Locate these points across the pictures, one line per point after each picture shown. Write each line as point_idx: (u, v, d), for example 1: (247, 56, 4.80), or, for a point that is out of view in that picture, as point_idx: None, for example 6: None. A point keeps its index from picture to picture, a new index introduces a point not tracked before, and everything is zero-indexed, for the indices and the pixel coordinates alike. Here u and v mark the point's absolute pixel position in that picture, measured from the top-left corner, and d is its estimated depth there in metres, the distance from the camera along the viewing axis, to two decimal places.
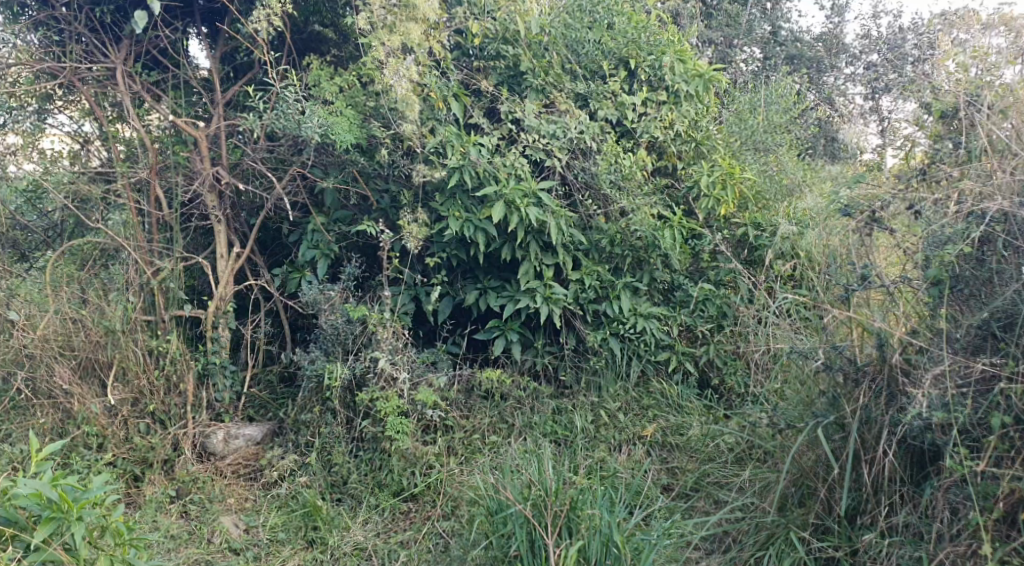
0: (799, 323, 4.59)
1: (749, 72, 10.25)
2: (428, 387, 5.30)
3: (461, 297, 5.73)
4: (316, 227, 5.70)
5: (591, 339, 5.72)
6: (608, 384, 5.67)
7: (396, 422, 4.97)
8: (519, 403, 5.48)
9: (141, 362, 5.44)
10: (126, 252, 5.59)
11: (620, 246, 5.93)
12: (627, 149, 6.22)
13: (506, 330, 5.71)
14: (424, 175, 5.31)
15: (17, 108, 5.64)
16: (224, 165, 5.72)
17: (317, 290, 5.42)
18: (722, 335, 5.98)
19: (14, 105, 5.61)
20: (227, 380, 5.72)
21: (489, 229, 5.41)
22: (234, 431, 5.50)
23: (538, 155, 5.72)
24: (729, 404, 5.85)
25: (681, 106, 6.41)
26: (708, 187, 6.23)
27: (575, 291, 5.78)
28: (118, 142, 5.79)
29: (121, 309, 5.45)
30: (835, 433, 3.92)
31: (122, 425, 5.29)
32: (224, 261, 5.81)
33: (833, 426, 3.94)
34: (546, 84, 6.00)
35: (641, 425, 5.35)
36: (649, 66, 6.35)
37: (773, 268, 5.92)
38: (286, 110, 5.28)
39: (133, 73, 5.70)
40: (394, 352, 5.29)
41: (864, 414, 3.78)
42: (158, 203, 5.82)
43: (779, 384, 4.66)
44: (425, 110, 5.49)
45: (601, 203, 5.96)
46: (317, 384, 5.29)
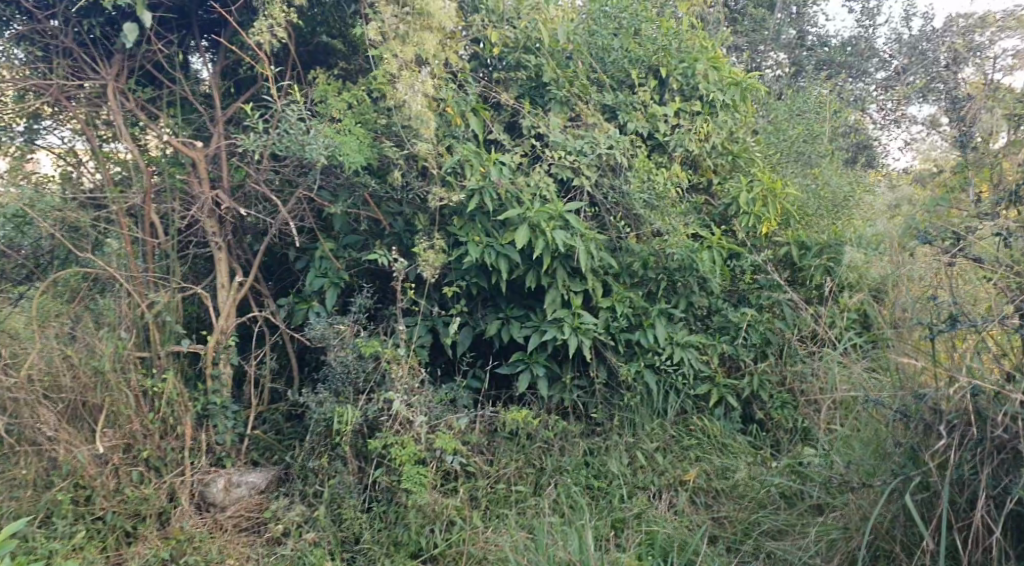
0: (868, 360, 4.12)
1: (777, 79, 9.77)
2: (448, 429, 4.83)
3: (482, 328, 5.26)
4: (324, 254, 5.24)
5: (624, 372, 5.23)
6: (643, 423, 5.22)
7: (413, 472, 4.52)
8: (547, 445, 5.02)
9: (133, 405, 5.00)
10: (118, 285, 5.16)
11: (654, 269, 5.43)
12: (659, 164, 5.73)
13: (532, 363, 5.22)
14: (441, 199, 4.83)
15: (5, 129, 5.31)
16: (225, 188, 5.28)
17: (326, 323, 4.93)
18: (766, 365, 5.54)
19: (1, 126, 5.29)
20: (229, 421, 5.25)
21: (512, 255, 4.95)
22: (237, 479, 5.08)
23: (564, 173, 5.25)
24: (776, 440, 5.40)
25: (717, 117, 5.94)
26: (748, 204, 5.73)
27: (606, 319, 5.27)
28: (112, 163, 5.35)
29: (113, 347, 4.99)
30: (918, 492, 3.48)
31: (114, 475, 4.86)
32: (225, 291, 5.35)
33: (917, 484, 3.50)
34: (571, 95, 5.52)
35: (683, 468, 4.91)
36: (681, 74, 5.88)
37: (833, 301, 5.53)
38: (289, 128, 4.77)
39: (126, 89, 5.24)
40: (410, 392, 4.80)
41: (955, 474, 3.35)
42: (154, 230, 5.38)
43: (841, 427, 4.17)
44: (441, 127, 5.01)
45: (634, 223, 5.47)
46: (325, 428, 4.84)
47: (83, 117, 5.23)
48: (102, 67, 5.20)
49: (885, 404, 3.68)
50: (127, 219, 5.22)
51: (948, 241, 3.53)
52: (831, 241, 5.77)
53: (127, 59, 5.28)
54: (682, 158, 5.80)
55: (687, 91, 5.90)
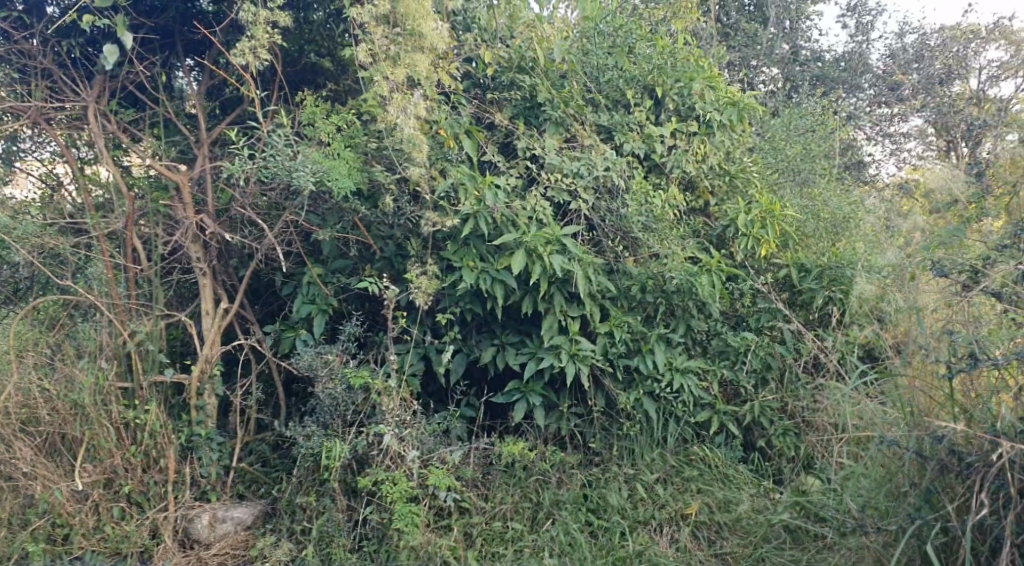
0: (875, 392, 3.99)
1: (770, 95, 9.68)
2: (441, 464, 4.70)
3: (476, 355, 5.08)
4: (312, 279, 5.08)
5: (623, 400, 5.09)
6: (642, 453, 5.09)
7: (406, 510, 4.36)
8: (544, 478, 4.87)
9: (115, 439, 4.81)
10: (99, 313, 4.97)
11: (652, 292, 5.28)
12: (656, 185, 5.59)
13: (528, 392, 5.06)
14: (434, 224, 4.67)
15: None
16: (210, 213, 5.11)
17: (313, 353, 4.76)
18: (766, 392, 5.41)
19: None
20: (214, 453, 5.05)
21: (508, 280, 4.78)
22: (222, 514, 4.87)
23: (561, 196, 5.11)
24: (777, 470, 5.28)
25: (715, 137, 5.81)
26: (746, 226, 5.60)
27: (604, 345, 5.12)
28: (93, 187, 5.18)
29: (93, 378, 4.81)
30: (938, 536, 3.46)
31: (94, 512, 4.69)
32: (209, 318, 5.18)
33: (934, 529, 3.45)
34: (566, 116, 5.38)
35: (684, 500, 4.76)
36: (677, 94, 5.77)
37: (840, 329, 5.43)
38: (275, 153, 4.61)
39: (108, 111, 5.08)
40: (402, 425, 4.65)
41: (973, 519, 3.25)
42: (136, 256, 5.21)
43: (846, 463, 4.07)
44: (433, 149, 4.86)
45: (631, 247, 5.34)
46: (313, 463, 4.69)
47: (63, 140, 5.07)
48: (82, 89, 5.03)
49: (899, 443, 3.63)
50: (107, 244, 5.04)
51: (964, 274, 3.61)
52: (831, 263, 5.63)
53: (109, 80, 5.11)
54: (679, 179, 5.67)
55: (683, 110, 5.78)
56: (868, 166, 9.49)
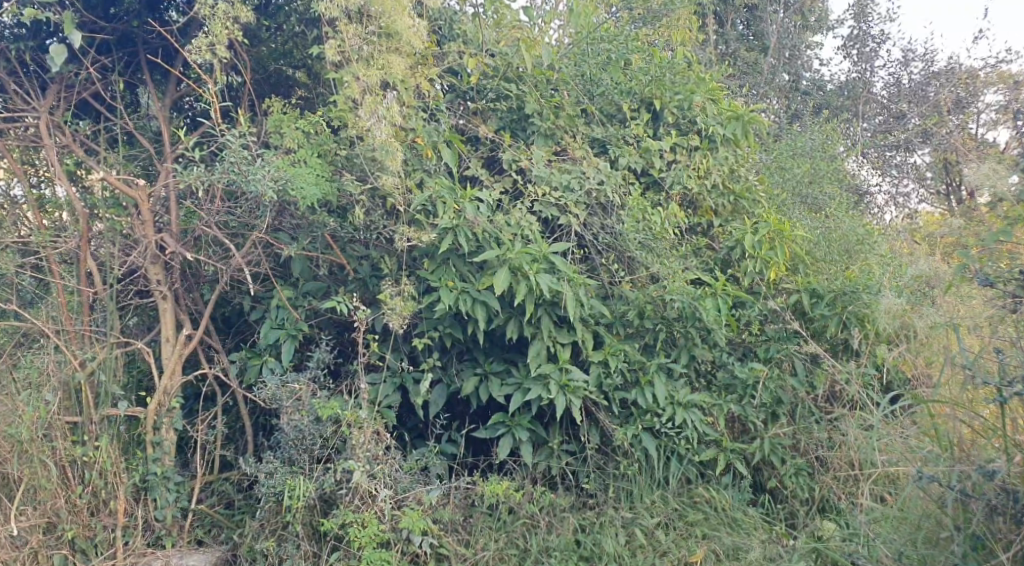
0: (918, 433, 3.62)
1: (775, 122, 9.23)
2: (417, 505, 4.23)
3: (457, 385, 4.67)
4: (281, 303, 4.67)
5: (619, 436, 4.64)
6: (642, 494, 4.64)
7: (374, 556, 3.94)
8: (532, 521, 4.40)
9: (57, 479, 4.32)
10: (47, 340, 4.56)
11: (651, 318, 4.83)
12: (654, 203, 5.21)
13: (513, 426, 4.61)
14: (410, 240, 4.28)
15: None
16: (173, 232, 4.73)
17: (278, 382, 4.32)
18: (777, 427, 4.98)
19: None
20: (171, 494, 4.57)
21: (490, 302, 4.36)
22: (176, 562, 4.40)
23: (549, 211, 4.71)
24: (789, 513, 4.82)
25: (717, 152, 5.43)
26: (753, 247, 5.16)
27: (597, 375, 4.68)
28: (47, 206, 4.79)
29: (34, 410, 4.34)
30: None
31: (32, 560, 4.20)
32: (170, 346, 4.75)
33: None
34: (556, 128, 5.02)
35: (689, 548, 4.29)
36: (677, 107, 5.40)
37: (866, 361, 4.98)
38: (228, 154, 4.21)
39: (63, 122, 4.74)
40: (374, 460, 4.23)
41: None
42: (91, 279, 4.79)
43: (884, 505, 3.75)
44: (409, 159, 4.47)
45: (630, 267, 4.90)
46: (276, 503, 4.22)
47: (16, 157, 4.73)
48: (34, 99, 4.70)
49: (939, 479, 3.26)
50: (57, 265, 4.65)
51: (1013, 283, 3.23)
52: (845, 287, 5.19)
53: (64, 89, 4.79)
54: (680, 197, 5.30)
55: (683, 125, 5.43)
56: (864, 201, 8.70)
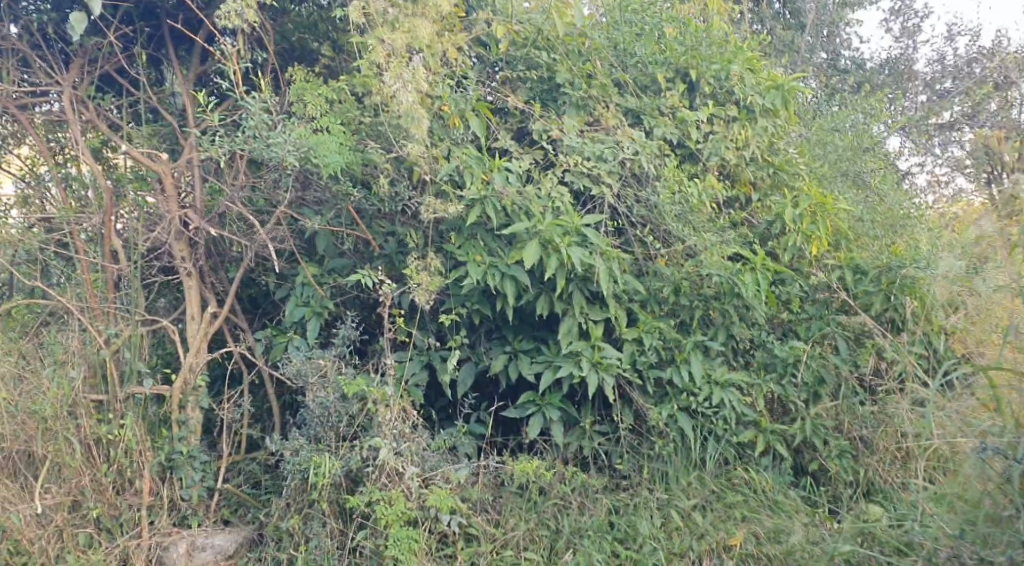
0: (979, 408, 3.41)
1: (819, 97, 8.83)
2: (445, 483, 4.11)
3: (486, 363, 4.54)
4: (306, 280, 4.56)
5: (654, 415, 4.48)
6: (677, 476, 4.47)
7: (401, 535, 3.80)
8: (564, 501, 4.27)
9: (82, 457, 4.25)
10: (72, 318, 4.50)
11: (687, 295, 4.66)
12: (690, 175, 5.03)
13: (544, 405, 4.46)
14: (437, 212, 4.15)
15: None
16: (197, 208, 4.65)
17: (303, 358, 4.23)
18: (818, 408, 4.79)
19: None
20: (197, 473, 4.50)
21: (520, 276, 4.21)
22: (201, 542, 4.33)
23: (582, 182, 4.53)
24: (832, 496, 4.63)
25: (756, 123, 5.23)
26: (794, 221, 4.94)
27: (631, 353, 4.51)
28: (72, 183, 4.74)
29: (57, 388, 4.28)
30: None
31: (57, 538, 4.13)
32: (195, 323, 4.65)
33: None
34: (588, 97, 4.85)
35: (727, 530, 4.11)
36: (714, 77, 5.22)
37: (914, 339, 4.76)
38: (247, 121, 4.08)
39: (86, 97, 4.68)
40: (401, 438, 4.11)
41: None
42: (116, 256, 4.72)
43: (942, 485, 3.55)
44: (435, 129, 4.33)
45: (666, 241, 4.73)
46: (302, 481, 4.12)
47: (42, 136, 4.70)
48: (57, 72, 4.65)
49: None
50: (81, 242, 4.62)
51: None
52: (891, 262, 4.97)
53: (88, 63, 4.73)
54: (717, 169, 5.11)
55: (719, 95, 5.25)
56: (903, 177, 8.40)
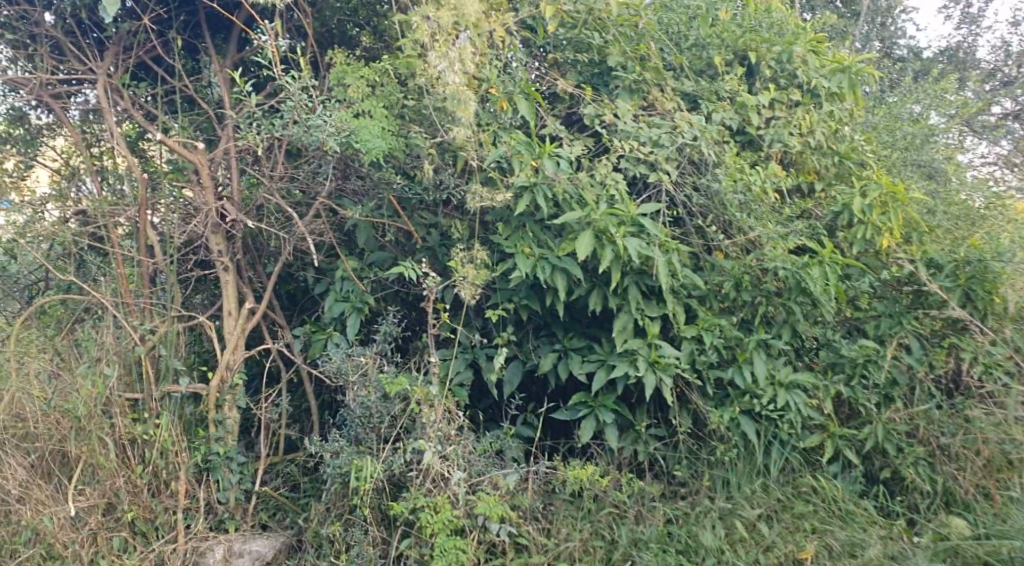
0: None
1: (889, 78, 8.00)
2: (493, 489, 3.85)
3: (534, 362, 4.29)
4: (346, 274, 4.34)
5: (715, 419, 4.18)
6: (740, 483, 4.18)
7: (448, 545, 3.56)
8: (619, 510, 4.01)
9: (116, 459, 4.05)
10: (108, 314, 4.32)
11: (748, 290, 4.37)
12: (751, 163, 4.75)
13: (596, 407, 4.19)
14: (483, 200, 3.93)
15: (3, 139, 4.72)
16: (234, 199, 4.44)
17: (343, 355, 4.02)
18: (891, 411, 4.46)
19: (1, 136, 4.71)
20: (234, 475, 4.30)
21: (572, 270, 3.94)
22: (239, 547, 4.12)
23: (638, 168, 4.26)
24: (908, 507, 4.29)
25: (821, 107, 4.92)
26: (863, 212, 4.60)
27: (690, 352, 4.23)
28: (107, 175, 4.62)
29: (91, 386, 4.08)
30: None
31: (91, 543, 3.95)
32: (232, 320, 4.45)
33: None
34: (643, 81, 4.57)
35: (797, 542, 3.82)
36: (775, 60, 4.92)
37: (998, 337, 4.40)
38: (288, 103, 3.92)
39: (121, 86, 4.53)
40: (446, 441, 3.87)
41: None
42: (152, 250, 4.56)
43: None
44: (482, 113, 4.10)
45: (727, 231, 4.44)
46: (342, 485, 3.90)
47: (77, 130, 4.57)
48: (92, 60, 4.51)
49: None
50: (116, 236, 4.45)
51: None
52: (971, 256, 4.61)
53: (123, 51, 4.58)
54: (779, 157, 4.82)
55: (782, 79, 4.93)
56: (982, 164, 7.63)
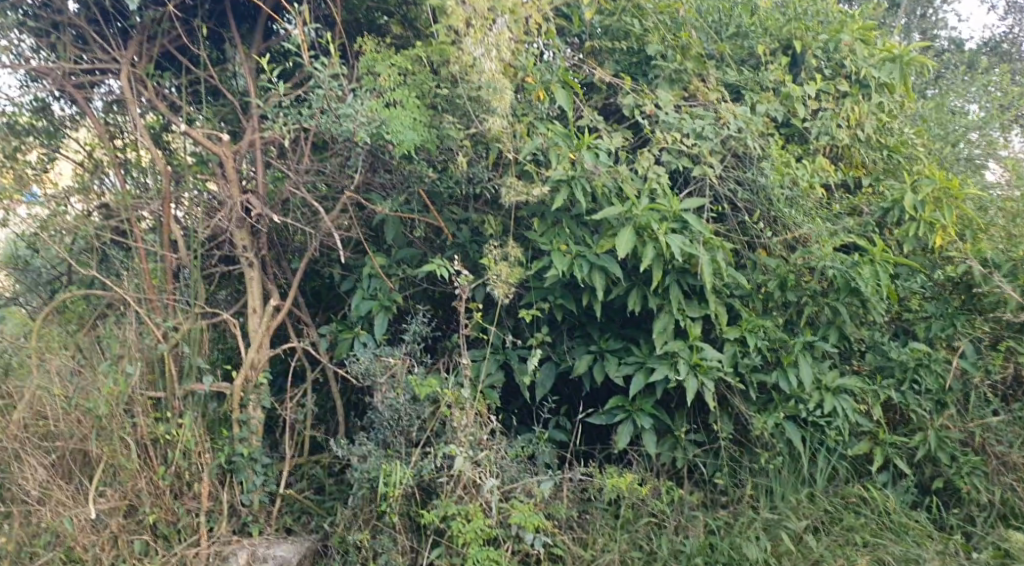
0: None
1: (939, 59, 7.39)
2: (527, 497, 3.69)
3: (569, 364, 4.11)
4: (373, 271, 4.17)
5: (759, 425, 3.97)
6: (785, 493, 3.98)
7: (481, 556, 3.42)
8: (657, 519, 3.84)
9: (136, 460, 3.91)
10: (129, 310, 4.19)
11: (794, 290, 4.16)
12: (796, 156, 4.54)
13: (634, 412, 4.01)
14: (519, 194, 3.77)
15: (26, 129, 4.58)
16: (259, 192, 4.28)
17: (371, 355, 3.85)
18: (944, 418, 4.23)
19: (22, 126, 4.57)
20: (258, 476, 4.15)
21: (611, 268, 3.77)
22: (262, 552, 3.98)
23: (680, 161, 4.08)
24: (963, 519, 4.08)
25: (870, 98, 4.70)
26: (914, 209, 4.32)
27: (732, 354, 4.03)
28: (130, 169, 4.49)
29: (112, 384, 3.94)
30: None
31: (112, 545, 3.82)
32: (256, 317, 4.30)
33: None
34: (684, 70, 4.37)
35: (847, 556, 3.62)
36: (821, 49, 4.69)
37: None
38: (317, 91, 3.81)
39: (145, 76, 4.41)
40: (478, 446, 3.71)
41: None
42: (175, 245, 4.42)
43: None
44: (518, 102, 3.94)
45: (772, 228, 4.24)
46: (370, 491, 3.74)
47: (100, 122, 4.46)
48: (115, 50, 4.40)
49: None
50: (139, 230, 4.32)
51: None
52: None
53: (147, 40, 4.46)
54: (827, 150, 4.60)
55: (828, 69, 4.71)
56: None
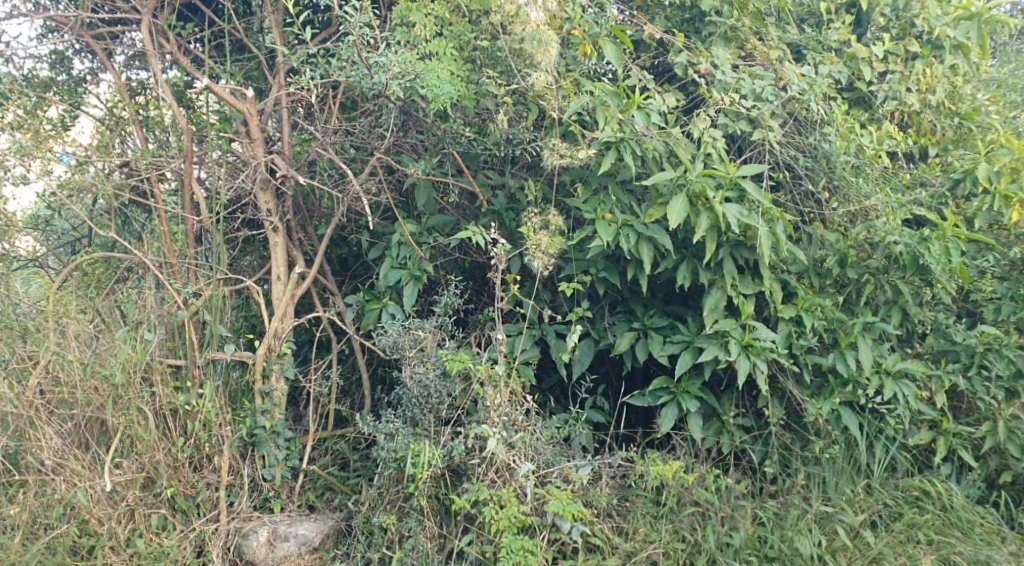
0: None
1: None
2: (564, 483, 3.45)
3: (610, 341, 3.85)
4: (403, 238, 3.90)
5: (814, 411, 3.70)
6: (841, 485, 3.70)
7: (516, 546, 3.17)
8: (704, 508, 3.56)
9: (154, 431, 3.72)
10: (149, 274, 3.99)
11: (855, 267, 3.85)
12: (862, 122, 4.22)
13: (679, 394, 3.75)
14: (562, 157, 3.50)
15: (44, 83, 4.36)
16: (285, 153, 4.08)
17: (400, 327, 3.64)
18: (1016, 408, 3.91)
19: (42, 80, 4.36)
20: (281, 451, 3.92)
21: (660, 239, 3.48)
22: (283, 530, 3.75)
23: (736, 125, 3.77)
24: None
25: (943, 60, 4.34)
26: (989, 180, 4.00)
27: (787, 334, 3.74)
28: (152, 127, 4.28)
29: (129, 350, 3.75)
30: None
31: (129, 519, 3.62)
32: (281, 285, 4.08)
33: None
34: (741, 27, 4.04)
35: (909, 554, 3.36)
36: (890, 7, 4.33)
37: None
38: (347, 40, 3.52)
39: (167, 27, 4.17)
40: (512, 427, 3.47)
41: None
42: (197, 207, 4.21)
43: None
44: (563, 58, 3.69)
45: (833, 199, 3.93)
46: (396, 471, 3.55)
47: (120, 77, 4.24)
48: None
49: None
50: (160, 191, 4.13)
51: None
52: None
53: None
54: (894, 116, 4.28)
55: (896, 28, 4.35)
56: None
